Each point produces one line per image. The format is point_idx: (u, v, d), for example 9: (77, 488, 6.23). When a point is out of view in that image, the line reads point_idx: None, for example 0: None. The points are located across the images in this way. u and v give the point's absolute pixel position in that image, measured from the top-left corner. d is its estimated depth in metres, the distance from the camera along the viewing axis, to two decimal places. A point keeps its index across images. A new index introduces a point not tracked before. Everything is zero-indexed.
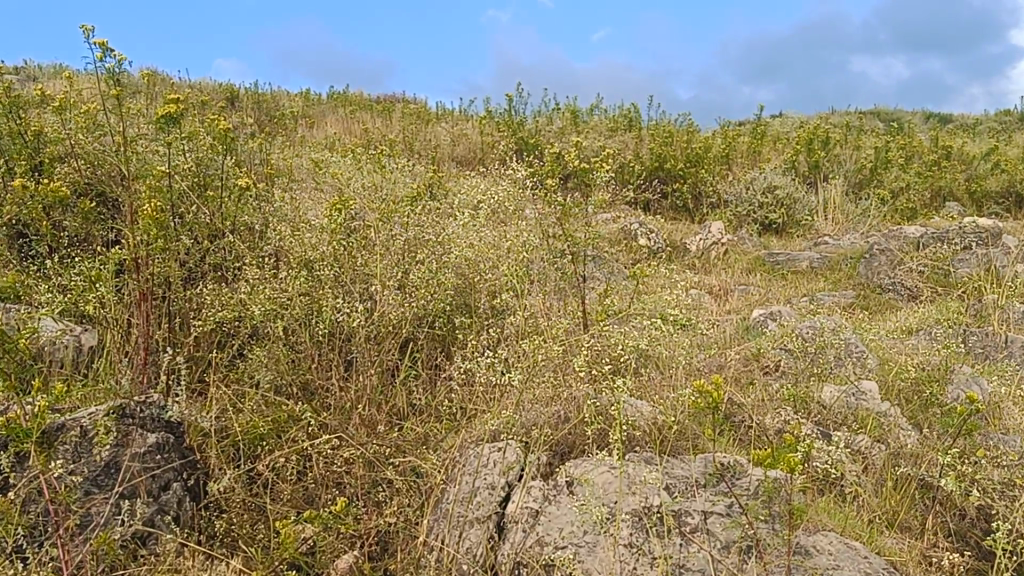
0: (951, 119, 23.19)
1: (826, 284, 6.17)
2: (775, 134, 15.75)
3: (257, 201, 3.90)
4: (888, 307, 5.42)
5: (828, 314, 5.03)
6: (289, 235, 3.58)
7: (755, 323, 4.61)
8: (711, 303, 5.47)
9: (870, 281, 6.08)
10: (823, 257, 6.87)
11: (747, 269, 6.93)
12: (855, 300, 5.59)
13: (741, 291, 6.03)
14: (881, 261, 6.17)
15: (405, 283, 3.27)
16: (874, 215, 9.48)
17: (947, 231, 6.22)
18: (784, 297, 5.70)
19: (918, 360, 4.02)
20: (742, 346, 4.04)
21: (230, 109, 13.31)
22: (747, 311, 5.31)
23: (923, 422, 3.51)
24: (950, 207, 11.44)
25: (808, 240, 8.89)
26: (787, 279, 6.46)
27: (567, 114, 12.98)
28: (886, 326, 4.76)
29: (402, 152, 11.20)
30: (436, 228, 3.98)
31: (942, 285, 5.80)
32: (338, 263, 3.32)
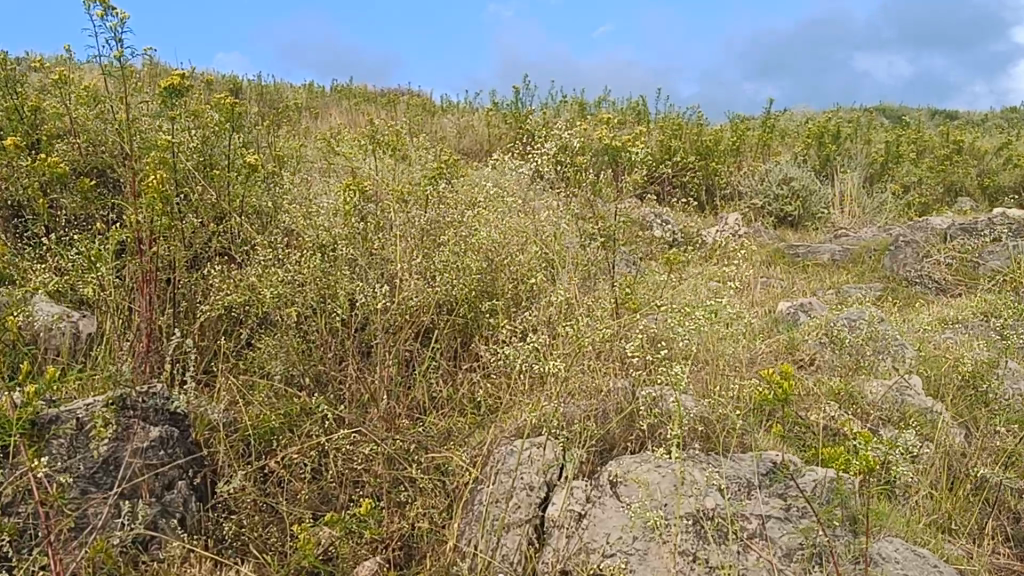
0: (958, 117, 23.01)
1: (850, 276, 5.98)
2: (784, 129, 15.56)
3: (267, 183, 3.71)
4: (917, 300, 5.23)
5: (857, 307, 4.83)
6: (300, 217, 3.39)
7: (785, 315, 4.42)
8: (734, 295, 5.27)
9: (896, 274, 5.88)
10: (844, 250, 6.68)
11: (766, 261, 6.74)
12: (883, 292, 5.41)
13: (763, 283, 5.84)
14: (907, 254, 5.98)
15: (425, 267, 3.08)
16: (890, 209, 9.29)
17: (976, 224, 6.03)
18: (809, 289, 5.51)
19: (960, 355, 3.83)
20: (774, 339, 3.84)
21: (233, 100, 13.09)
22: (772, 303, 5.12)
23: (972, 419, 3.32)
24: (963, 202, 11.25)
25: (824, 233, 8.70)
26: (809, 272, 6.27)
27: (575, 106, 12.77)
28: (919, 319, 4.56)
29: (408, 143, 10.98)
30: (453, 211, 3.78)
31: (972, 278, 5.61)
32: (352, 246, 3.12)
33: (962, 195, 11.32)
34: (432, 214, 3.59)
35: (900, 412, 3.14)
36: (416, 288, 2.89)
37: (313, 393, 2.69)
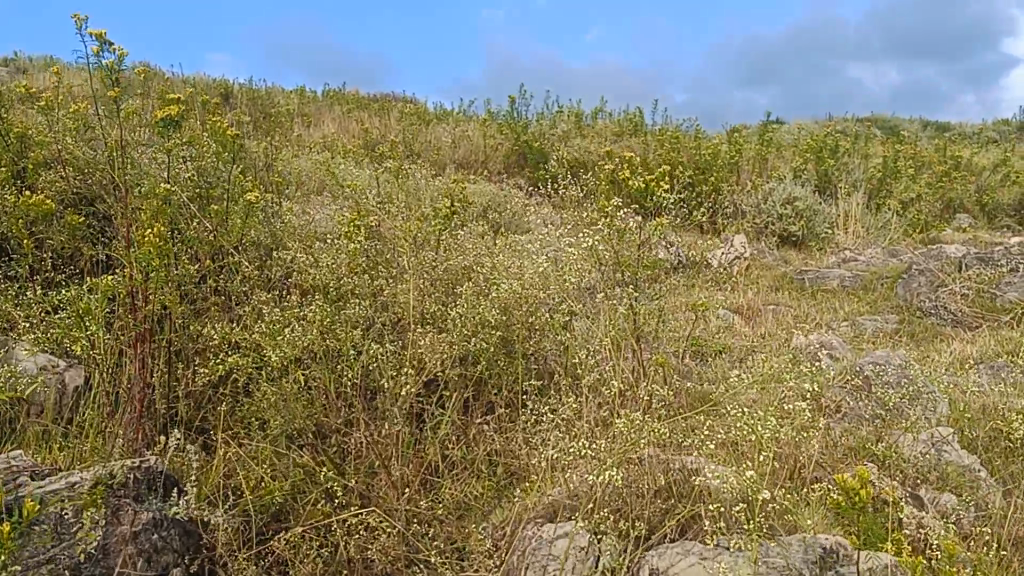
0: (951, 129, 22.94)
1: (861, 306, 5.82)
2: (780, 140, 15.40)
3: (266, 214, 3.55)
4: (933, 333, 5.08)
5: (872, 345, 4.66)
6: (302, 255, 3.21)
7: (801, 355, 4.26)
8: (744, 327, 5.10)
9: (908, 303, 5.73)
10: (853, 275, 6.52)
11: (772, 286, 6.58)
12: (897, 325, 5.25)
13: (772, 313, 5.68)
14: (920, 283, 5.81)
15: (435, 314, 2.92)
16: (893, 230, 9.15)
17: (991, 253, 5.87)
18: (820, 320, 5.35)
19: (989, 405, 3.67)
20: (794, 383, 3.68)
21: (223, 106, 12.85)
22: (784, 337, 4.96)
23: (1006, 475, 3.17)
24: (962, 219, 11.13)
25: (828, 254, 8.55)
26: (818, 300, 6.11)
27: (572, 117, 12.59)
28: (937, 356, 4.40)
29: (403, 154, 10.79)
30: (461, 245, 3.61)
31: (989, 310, 5.46)
32: (358, 290, 2.96)
33: (963, 215, 11.18)
34: (440, 251, 3.43)
35: (934, 471, 2.98)
36: (427, 337, 2.73)
37: (318, 452, 2.54)
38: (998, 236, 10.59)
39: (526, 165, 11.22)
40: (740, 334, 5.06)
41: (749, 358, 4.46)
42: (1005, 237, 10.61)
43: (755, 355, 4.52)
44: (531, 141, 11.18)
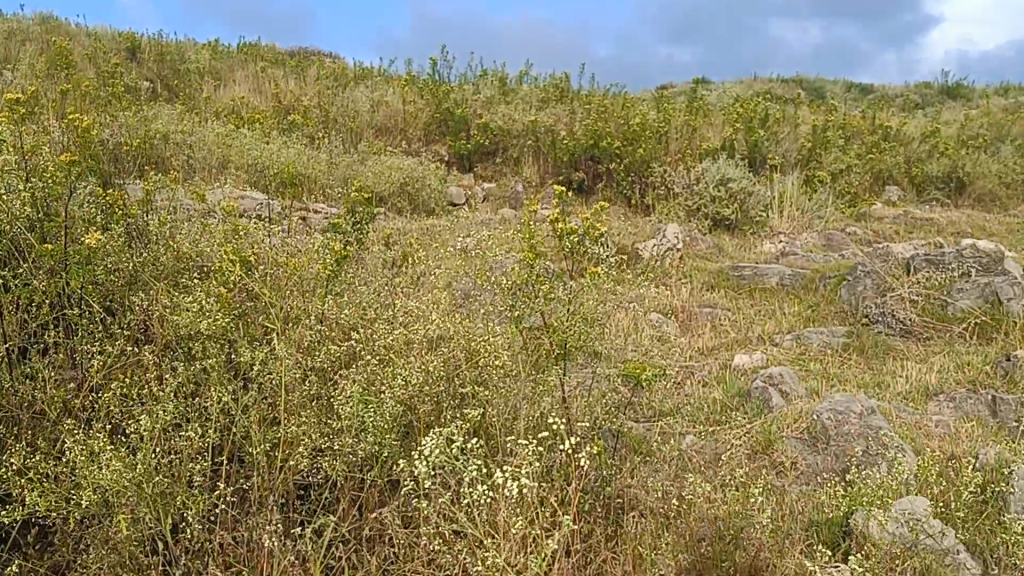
0: (874, 90, 22.79)
1: (803, 312, 5.44)
2: (708, 102, 14.99)
3: (130, 239, 3.04)
4: (883, 347, 4.70)
5: (817, 370, 4.29)
6: (168, 294, 2.74)
7: (748, 387, 3.82)
8: (680, 341, 4.70)
9: (853, 310, 5.36)
10: (793, 271, 6.13)
11: (707, 283, 6.16)
12: (844, 337, 4.87)
13: (708, 321, 5.27)
14: (866, 285, 5.42)
15: (325, 381, 2.45)
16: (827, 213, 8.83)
17: (942, 254, 5.49)
18: (763, 331, 4.94)
19: (957, 456, 3.28)
20: (747, 433, 3.31)
21: (124, 62, 12.02)
22: (724, 354, 4.55)
23: (981, 550, 2.80)
24: (893, 192, 10.87)
25: (762, 238, 8.19)
26: (757, 302, 5.71)
27: (496, 81, 12.04)
28: (891, 385, 4.04)
29: (316, 124, 10.17)
30: (368, 284, 3.15)
31: (940, 319, 5.10)
32: (232, 352, 2.49)
33: (896, 189, 10.88)
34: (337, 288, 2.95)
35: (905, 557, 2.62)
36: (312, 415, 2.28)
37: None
38: (932, 211, 10.32)
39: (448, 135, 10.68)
40: (677, 351, 4.64)
41: (689, 386, 4.03)
42: (937, 212, 10.35)
43: (694, 382, 4.09)
44: (453, 108, 10.63)
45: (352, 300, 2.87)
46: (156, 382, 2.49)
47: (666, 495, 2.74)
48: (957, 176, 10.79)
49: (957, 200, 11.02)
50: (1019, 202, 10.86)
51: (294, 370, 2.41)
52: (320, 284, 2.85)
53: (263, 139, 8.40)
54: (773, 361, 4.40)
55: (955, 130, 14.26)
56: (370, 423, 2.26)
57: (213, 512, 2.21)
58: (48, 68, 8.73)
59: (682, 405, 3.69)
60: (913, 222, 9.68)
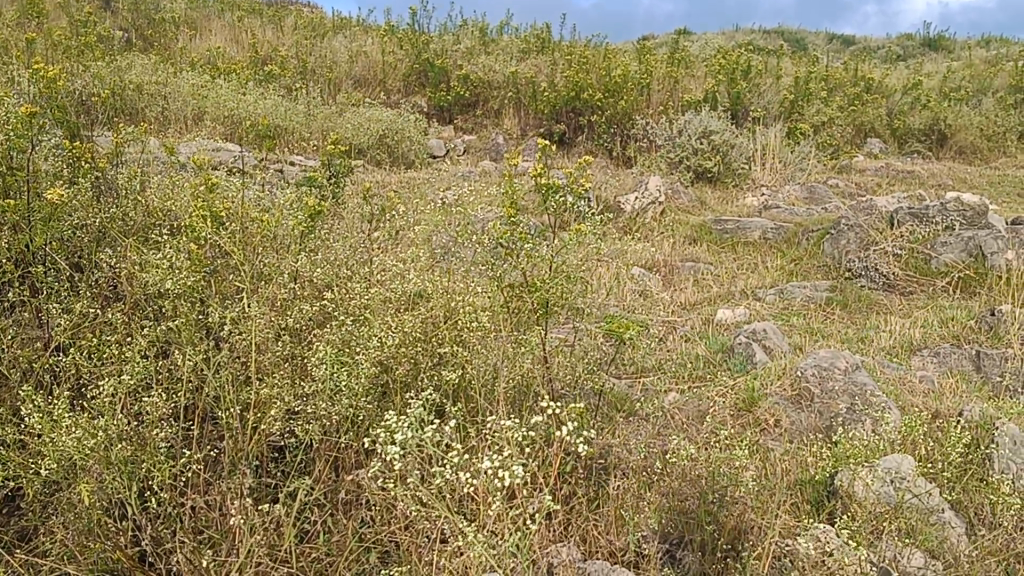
0: (856, 42, 22.65)
1: (785, 266, 5.40)
2: (690, 54, 14.84)
3: (98, 193, 2.97)
4: (867, 301, 4.67)
5: (801, 324, 4.25)
6: (136, 249, 2.67)
7: (732, 342, 3.77)
8: (663, 296, 4.65)
9: (836, 264, 5.32)
10: (776, 224, 6.08)
11: (689, 237, 6.10)
12: (827, 291, 4.83)
13: (691, 275, 5.22)
14: (850, 239, 5.38)
15: (298, 339, 2.39)
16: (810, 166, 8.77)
17: (926, 207, 5.43)
18: (746, 286, 4.89)
19: (941, 413, 3.25)
20: (729, 389, 3.28)
21: (97, 11, 11.78)
22: (707, 309, 4.51)
23: (965, 508, 2.77)
24: (875, 144, 10.80)
25: (743, 191, 8.13)
26: (739, 256, 5.67)
27: (477, 31, 11.87)
28: (874, 340, 4.00)
29: (294, 74, 10.00)
30: (346, 241, 3.08)
31: (922, 273, 5.06)
32: (201, 311, 2.42)
33: (878, 140, 10.82)
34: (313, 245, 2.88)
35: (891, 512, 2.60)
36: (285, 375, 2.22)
37: (145, 547, 2.07)
38: (914, 164, 10.27)
39: (428, 86, 10.53)
40: (659, 306, 4.59)
41: (672, 342, 3.98)
42: (919, 164, 10.30)
43: (677, 338, 4.05)
44: (433, 58, 10.47)
45: (327, 258, 2.80)
46: (125, 341, 2.43)
47: (648, 454, 2.70)
48: (939, 128, 10.73)
49: (939, 151, 10.97)
50: (1000, 154, 10.82)
51: (267, 329, 2.35)
52: (294, 241, 2.77)
53: (240, 90, 8.27)
54: (756, 317, 4.36)
55: (937, 82, 14.17)
56: (343, 382, 2.19)
57: (182, 476, 2.17)
58: (18, 17, 8.55)
59: (665, 359, 3.65)
60: (895, 173, 9.64)
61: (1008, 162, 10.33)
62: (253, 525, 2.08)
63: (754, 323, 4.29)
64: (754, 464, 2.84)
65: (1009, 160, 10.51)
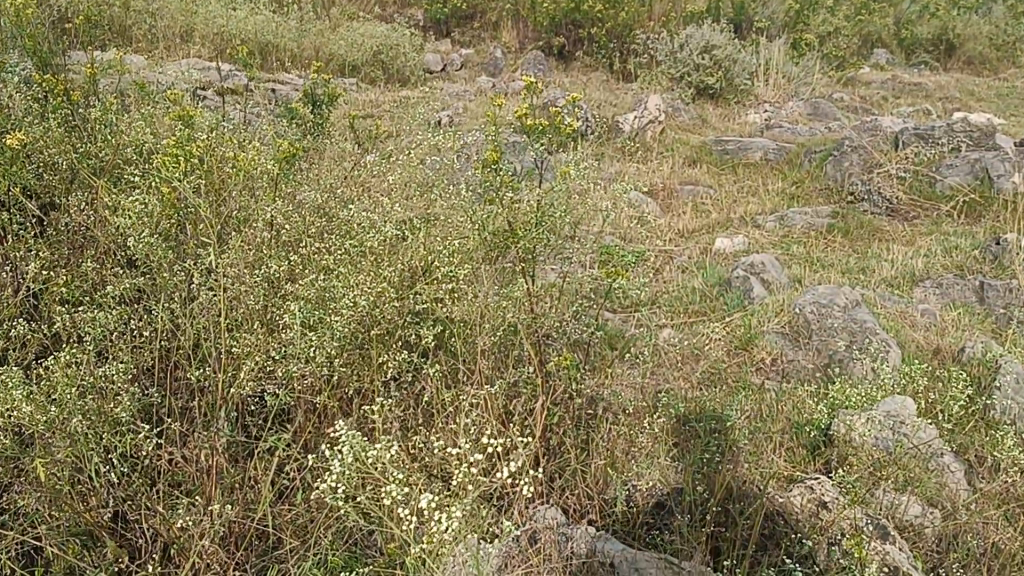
0: None
1: (787, 189, 5.28)
2: None
3: (70, 131, 2.85)
4: (869, 229, 4.56)
5: (802, 254, 4.15)
6: (108, 192, 2.56)
7: (729, 275, 3.68)
8: (661, 226, 4.55)
9: (838, 187, 5.21)
10: (777, 146, 5.95)
11: (689, 159, 5.97)
12: (830, 218, 4.72)
13: (690, 202, 5.11)
14: (853, 161, 5.26)
15: (274, 290, 2.29)
16: (814, 82, 8.59)
17: (932, 128, 5.31)
18: (745, 212, 4.78)
19: (943, 350, 3.17)
20: (726, 326, 3.19)
21: None
22: (705, 238, 4.41)
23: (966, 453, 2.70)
24: (880, 55, 10.57)
25: (745, 108, 7.96)
26: (739, 180, 5.54)
27: None
28: (876, 270, 3.91)
29: None
30: (329, 182, 2.97)
31: (928, 197, 4.95)
32: (174, 259, 2.32)
33: (884, 52, 10.59)
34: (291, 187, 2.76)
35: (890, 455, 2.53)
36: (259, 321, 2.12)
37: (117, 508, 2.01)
38: (920, 76, 10.06)
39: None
40: (656, 236, 4.49)
41: (668, 276, 3.89)
42: (926, 76, 10.09)
43: (673, 270, 3.95)
44: None
45: (307, 199, 2.69)
46: (95, 290, 2.34)
47: (640, 398, 2.62)
48: (946, 38, 10.49)
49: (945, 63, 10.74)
50: (1009, 64, 10.59)
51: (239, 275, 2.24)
52: (273, 181, 2.66)
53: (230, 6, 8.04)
54: (755, 247, 4.26)
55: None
56: (319, 338, 2.10)
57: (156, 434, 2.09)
58: None
59: (662, 295, 3.56)
60: (901, 87, 9.43)
61: (1015, 73, 10.12)
62: (230, 480, 2.00)
63: (753, 253, 4.19)
64: (750, 408, 2.76)
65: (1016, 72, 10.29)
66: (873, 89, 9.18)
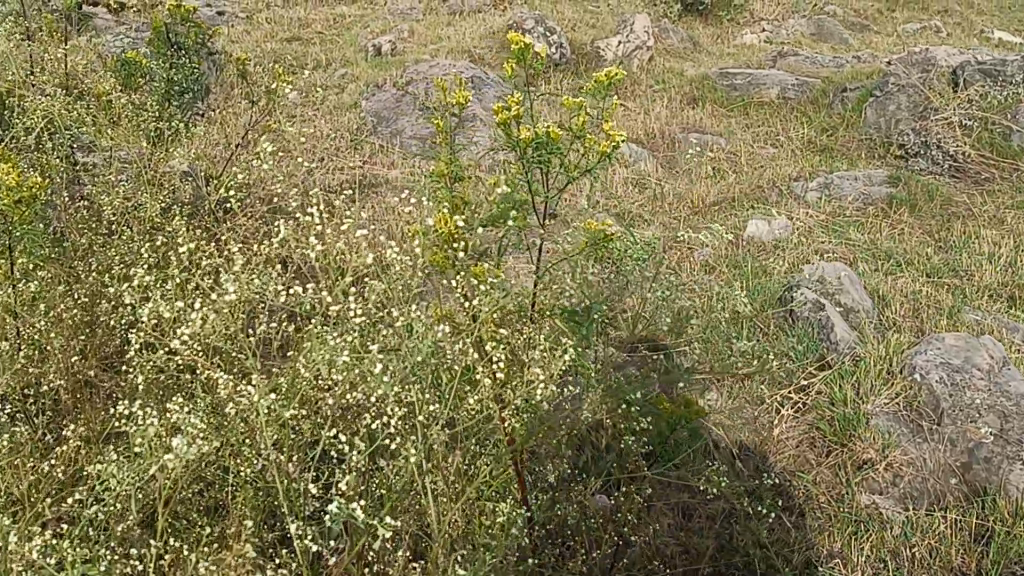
0: None
1: (815, 142, 4.21)
2: None
3: None
4: (938, 200, 3.47)
5: (861, 245, 3.09)
6: None
7: (785, 292, 2.60)
8: (666, 204, 3.47)
9: (880, 137, 4.16)
10: (796, 81, 4.84)
11: (688, 96, 4.86)
12: (886, 183, 3.64)
13: (698, 159, 4.04)
14: (900, 104, 4.23)
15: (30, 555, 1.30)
16: (809, 13, 7.56)
17: (1003, 63, 4.25)
18: (775, 176, 3.70)
19: None
20: (806, 395, 2.11)
21: None
22: (730, 215, 3.32)
23: None
24: (848, 10, 9.63)
25: (738, 33, 6.86)
26: (753, 125, 4.47)
27: None
28: (974, 276, 2.84)
29: None
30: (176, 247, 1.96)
31: (1001, 154, 3.88)
32: None
33: (836, 7, 9.60)
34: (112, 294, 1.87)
35: None
36: None
37: None
38: (918, 23, 9.07)
39: None
40: (663, 212, 3.41)
41: (697, 286, 2.82)
42: (918, 23, 9.13)
43: (696, 274, 2.87)
44: None
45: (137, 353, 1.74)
46: None
47: None
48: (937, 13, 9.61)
49: (942, 17, 9.73)
50: (1005, 22, 9.80)
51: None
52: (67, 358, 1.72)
53: None
54: (803, 230, 3.18)
55: None
56: None
57: None
58: None
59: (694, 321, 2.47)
60: (913, 37, 8.38)
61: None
62: None
63: (800, 240, 3.11)
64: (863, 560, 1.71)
65: (991, 28, 9.35)
66: (871, 36, 8.18)
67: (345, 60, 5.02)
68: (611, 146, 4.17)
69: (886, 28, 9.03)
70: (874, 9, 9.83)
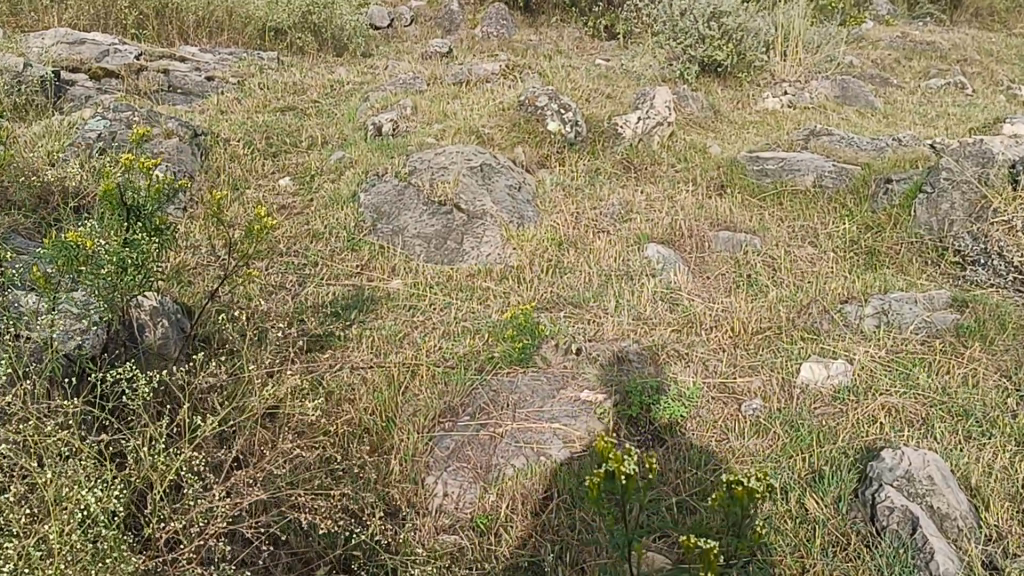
0: None
1: (860, 244, 3.82)
2: None
3: None
4: (1011, 327, 3.05)
5: (932, 394, 2.68)
6: None
7: (867, 481, 2.19)
8: (702, 333, 3.08)
9: (934, 241, 3.76)
10: (833, 167, 4.45)
11: (715, 182, 4.48)
12: (949, 307, 3.25)
13: (731, 266, 3.65)
14: (954, 204, 3.83)
15: None
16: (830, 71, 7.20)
17: None
18: (821, 295, 3.31)
19: None
20: None
21: None
22: (778, 353, 2.92)
23: None
24: (864, 60, 9.27)
25: (758, 96, 6.49)
26: (790, 219, 4.08)
27: None
28: None
29: None
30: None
31: None
32: None
33: (853, 56, 9.22)
34: None
35: None
36: None
37: None
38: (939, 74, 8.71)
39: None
40: (701, 343, 3.01)
41: (748, 457, 2.43)
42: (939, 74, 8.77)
43: (747, 441, 2.47)
44: None
45: None
46: None
47: None
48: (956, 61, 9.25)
49: (962, 66, 9.35)
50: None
51: None
52: None
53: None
54: (864, 375, 2.78)
55: None
56: None
57: None
58: None
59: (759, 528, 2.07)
60: (938, 92, 7.99)
61: None
62: None
63: (861, 388, 2.71)
64: None
65: (1015, 79, 8.96)
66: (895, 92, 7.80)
67: (343, 140, 4.64)
68: (635, 247, 3.78)
69: (907, 79, 8.66)
70: (892, 57, 9.45)
